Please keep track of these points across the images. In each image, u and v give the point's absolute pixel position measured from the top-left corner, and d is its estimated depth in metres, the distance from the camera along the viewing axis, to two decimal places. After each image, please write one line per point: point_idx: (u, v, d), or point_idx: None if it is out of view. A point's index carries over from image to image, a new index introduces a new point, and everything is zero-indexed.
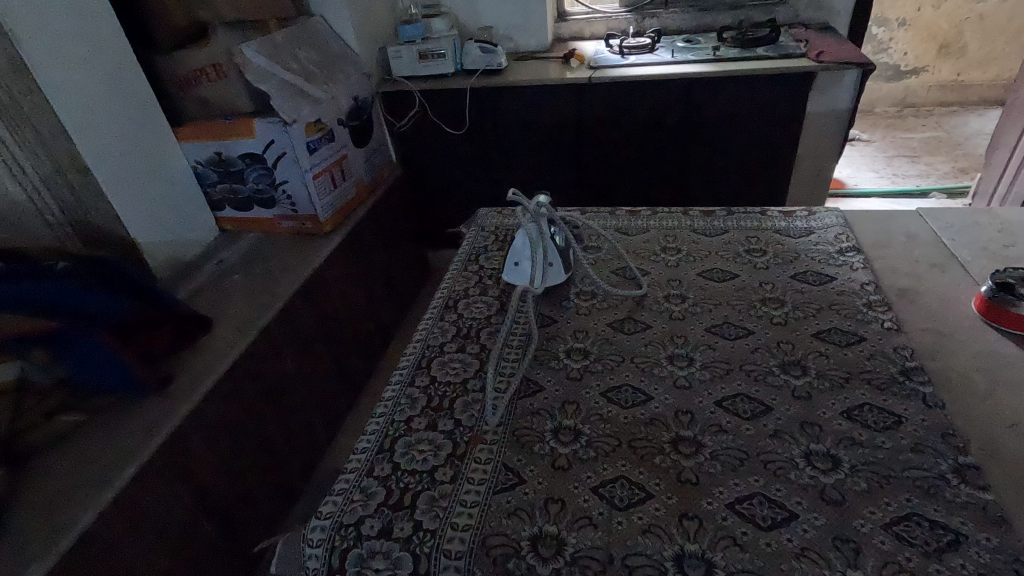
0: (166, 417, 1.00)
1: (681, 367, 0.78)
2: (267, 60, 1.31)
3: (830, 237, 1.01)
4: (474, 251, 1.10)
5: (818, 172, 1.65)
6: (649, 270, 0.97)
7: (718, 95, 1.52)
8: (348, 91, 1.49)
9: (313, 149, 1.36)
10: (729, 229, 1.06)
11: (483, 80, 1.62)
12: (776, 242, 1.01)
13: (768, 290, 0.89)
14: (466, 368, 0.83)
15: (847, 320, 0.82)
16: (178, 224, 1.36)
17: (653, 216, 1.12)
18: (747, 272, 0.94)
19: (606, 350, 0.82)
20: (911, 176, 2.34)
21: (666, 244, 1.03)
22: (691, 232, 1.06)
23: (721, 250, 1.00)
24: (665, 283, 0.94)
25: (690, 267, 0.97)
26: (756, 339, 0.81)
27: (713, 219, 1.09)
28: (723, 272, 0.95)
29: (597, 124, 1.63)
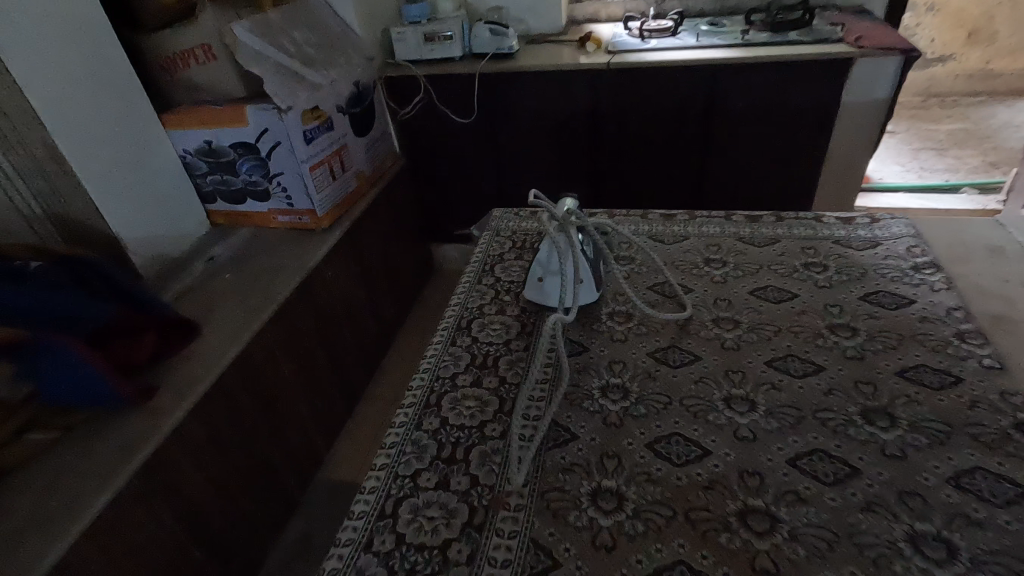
0: (147, 432, 0.91)
1: (743, 418, 0.68)
2: (260, 40, 1.20)
3: (903, 252, 0.91)
4: (489, 259, 1.01)
5: (851, 167, 1.53)
6: (695, 287, 0.88)
7: (748, 84, 1.41)
8: (350, 76, 1.39)
9: (310, 138, 1.26)
10: (781, 238, 0.97)
11: (494, 65, 1.52)
12: (837, 256, 0.91)
13: (842, 317, 0.80)
14: (483, 410, 0.73)
15: (931, 355, 0.73)
16: (166, 219, 1.26)
17: (690, 222, 1.04)
18: (809, 291, 0.85)
19: (648, 391, 0.73)
20: (939, 170, 2.23)
21: (710, 255, 0.95)
22: (738, 242, 0.97)
23: (774, 263, 0.91)
24: (713, 302, 0.85)
25: (740, 283, 0.88)
26: (828, 380, 0.72)
27: (761, 226, 1.00)
28: (780, 291, 0.86)
29: (616, 116, 1.53)
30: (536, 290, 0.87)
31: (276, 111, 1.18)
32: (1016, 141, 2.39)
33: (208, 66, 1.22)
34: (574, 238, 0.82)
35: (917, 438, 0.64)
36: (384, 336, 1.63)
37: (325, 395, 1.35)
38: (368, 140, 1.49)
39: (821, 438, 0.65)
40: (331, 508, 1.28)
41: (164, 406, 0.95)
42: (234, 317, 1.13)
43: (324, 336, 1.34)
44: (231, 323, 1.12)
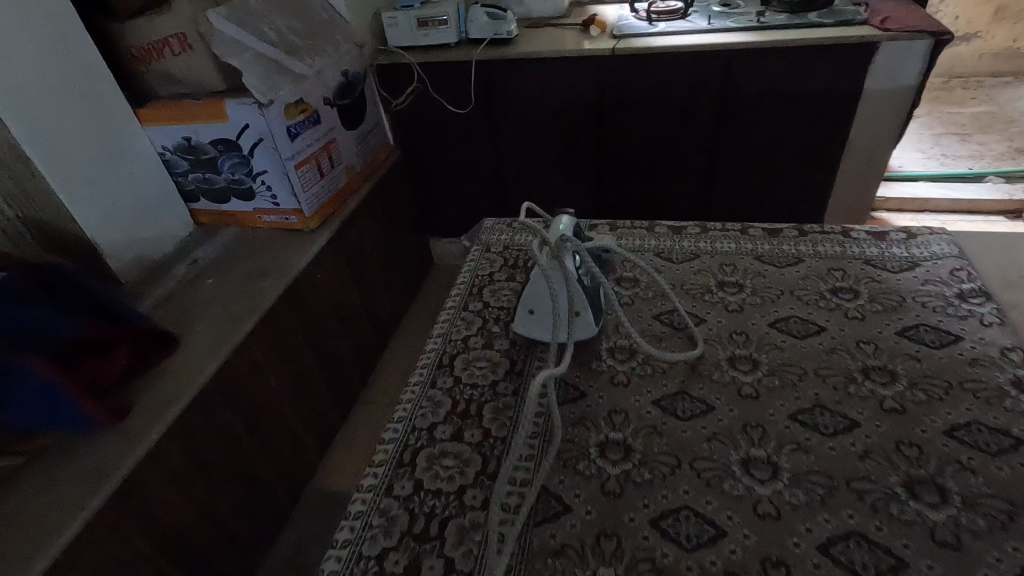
0: (120, 454, 0.85)
1: (765, 488, 0.62)
2: (240, 30, 1.12)
3: (947, 275, 0.85)
4: (478, 284, 0.94)
5: (871, 161, 1.44)
6: (708, 318, 0.82)
7: (763, 71, 1.31)
8: (337, 65, 1.31)
9: (295, 134, 1.19)
10: (804, 258, 0.91)
11: (491, 51, 1.43)
12: (869, 280, 0.85)
13: (878, 355, 0.74)
14: (462, 471, 0.67)
15: (970, 401, 0.67)
16: (145, 220, 1.20)
17: (701, 236, 0.98)
18: (838, 323, 0.79)
19: (653, 451, 0.67)
20: (962, 157, 2.12)
21: (724, 277, 0.89)
22: (756, 262, 0.91)
23: (797, 289, 0.85)
24: (729, 336, 0.79)
25: (759, 312, 0.82)
26: (863, 441, 0.65)
27: (781, 243, 0.94)
28: (805, 323, 0.79)
29: (622, 105, 1.44)
30: (527, 323, 0.81)
31: (257, 105, 1.11)
32: None
33: (184, 57, 1.14)
34: (569, 266, 0.76)
35: (974, 518, 0.57)
36: (379, 337, 1.57)
37: (317, 404, 1.30)
38: (359, 133, 1.41)
39: (857, 513, 0.58)
40: (323, 521, 1.23)
41: (138, 426, 0.89)
42: (215, 326, 1.07)
43: (315, 342, 1.28)
44: (212, 333, 1.06)
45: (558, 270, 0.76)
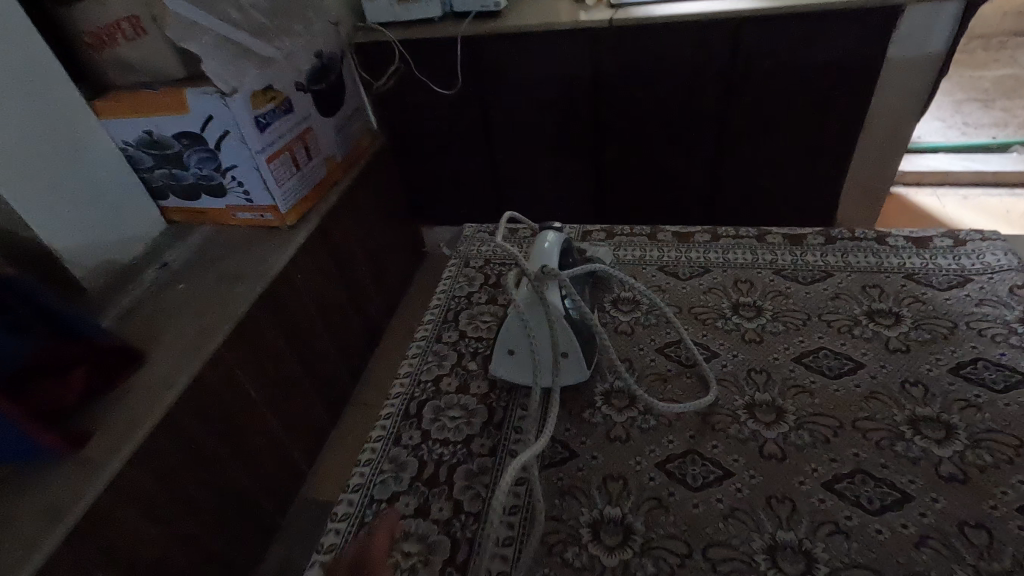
0: (79, 486, 0.78)
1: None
2: (199, 10, 1.01)
3: (1005, 295, 0.77)
4: (450, 312, 0.89)
5: (893, 135, 1.33)
6: (722, 351, 0.75)
7: (775, 41, 1.20)
8: (309, 47, 1.20)
9: (265, 124, 1.09)
10: (832, 275, 0.84)
11: (478, 26, 1.32)
12: (910, 299, 0.78)
13: (929, 402, 0.65)
14: (428, 562, 0.59)
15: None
16: (113, 222, 1.11)
17: (712, 245, 0.93)
18: (875, 357, 0.71)
19: (656, 533, 0.58)
20: (984, 126, 2.00)
21: (741, 299, 0.82)
22: (776, 278, 0.85)
23: (825, 313, 0.78)
24: (748, 376, 0.71)
25: (782, 343, 0.75)
26: (918, 522, 0.56)
27: (803, 253, 0.88)
28: (838, 360, 0.72)
29: (620, 81, 1.33)
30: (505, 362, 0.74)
31: (218, 94, 1.01)
32: None
33: (139, 42, 1.04)
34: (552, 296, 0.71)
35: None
36: (370, 335, 1.50)
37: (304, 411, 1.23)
38: (338, 120, 1.31)
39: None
40: (313, 533, 1.17)
41: (100, 455, 0.82)
42: (184, 338, 0.99)
43: (299, 348, 1.21)
44: (181, 346, 0.98)
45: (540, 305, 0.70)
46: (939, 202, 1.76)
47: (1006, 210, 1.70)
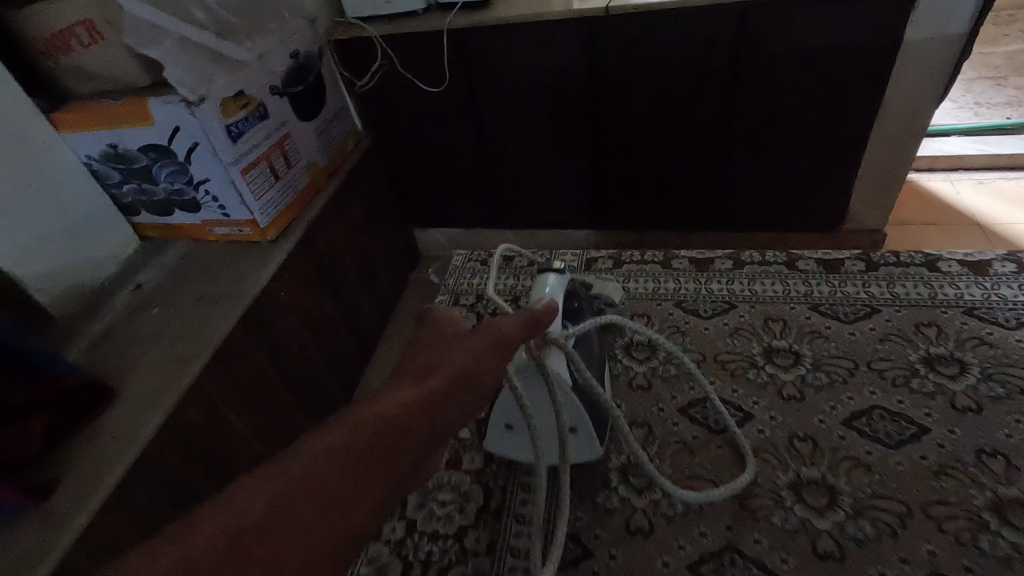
0: (44, 544, 0.72)
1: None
2: (159, 11, 0.92)
3: None
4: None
5: (910, 124, 1.25)
6: (759, 413, 0.69)
7: (783, 26, 1.12)
8: (284, 47, 1.12)
9: (237, 133, 1.01)
10: (888, 312, 0.78)
11: (465, 18, 1.23)
12: (977, 341, 0.72)
13: (1014, 481, 0.59)
14: None
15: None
16: (83, 244, 1.03)
17: (737, 273, 0.90)
18: (916, 409, 0.66)
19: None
20: (998, 105, 1.92)
21: (773, 342, 0.77)
22: (813, 313, 0.80)
23: (875, 361, 0.73)
24: (789, 444, 0.66)
25: (840, 405, 0.68)
26: None
27: (842, 283, 0.84)
28: (899, 425, 0.65)
29: (618, 73, 1.25)
30: (499, 440, 0.69)
31: (184, 104, 0.93)
32: None
33: (95, 50, 0.96)
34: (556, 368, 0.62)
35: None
36: (363, 347, 1.43)
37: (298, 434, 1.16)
38: (319, 124, 1.23)
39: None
40: None
41: (67, 508, 0.75)
42: (159, 370, 0.92)
43: (286, 368, 1.14)
44: (155, 378, 0.91)
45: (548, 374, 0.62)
46: (953, 188, 1.69)
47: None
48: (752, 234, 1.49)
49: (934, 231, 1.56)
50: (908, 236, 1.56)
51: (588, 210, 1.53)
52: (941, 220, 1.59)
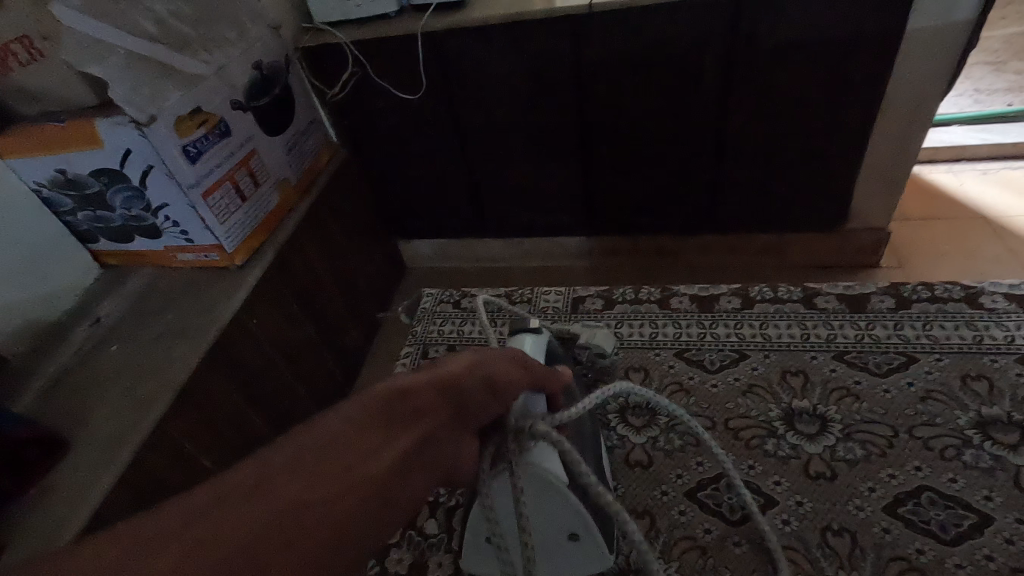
0: None
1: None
2: (101, 22, 0.85)
3: None
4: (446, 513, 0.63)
5: (914, 118, 1.18)
6: (781, 497, 0.59)
7: (777, 18, 1.05)
8: (246, 58, 1.04)
9: (196, 154, 0.94)
10: (925, 363, 0.68)
11: (440, 19, 1.15)
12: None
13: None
14: None
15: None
16: (36, 276, 0.95)
17: (746, 312, 0.79)
18: (968, 491, 0.57)
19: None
20: (998, 91, 1.86)
21: (794, 402, 0.67)
22: (841, 365, 0.70)
23: (919, 427, 0.62)
24: (823, 538, 0.56)
25: (882, 488, 0.58)
26: None
27: (869, 324, 0.74)
28: (955, 516, 0.55)
29: (604, 72, 1.18)
30: (476, 553, 0.58)
31: (134, 125, 0.85)
32: None
33: (37, 68, 0.89)
34: (549, 464, 0.51)
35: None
36: (347, 369, 1.35)
37: None
38: (288, 138, 1.16)
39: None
40: None
41: None
42: (117, 414, 0.84)
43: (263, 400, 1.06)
44: (112, 424, 0.83)
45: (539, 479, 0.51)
46: (956, 180, 1.63)
47: None
48: (750, 234, 1.42)
49: (939, 226, 1.50)
50: (913, 233, 1.50)
51: (579, 215, 1.46)
52: (947, 214, 1.53)
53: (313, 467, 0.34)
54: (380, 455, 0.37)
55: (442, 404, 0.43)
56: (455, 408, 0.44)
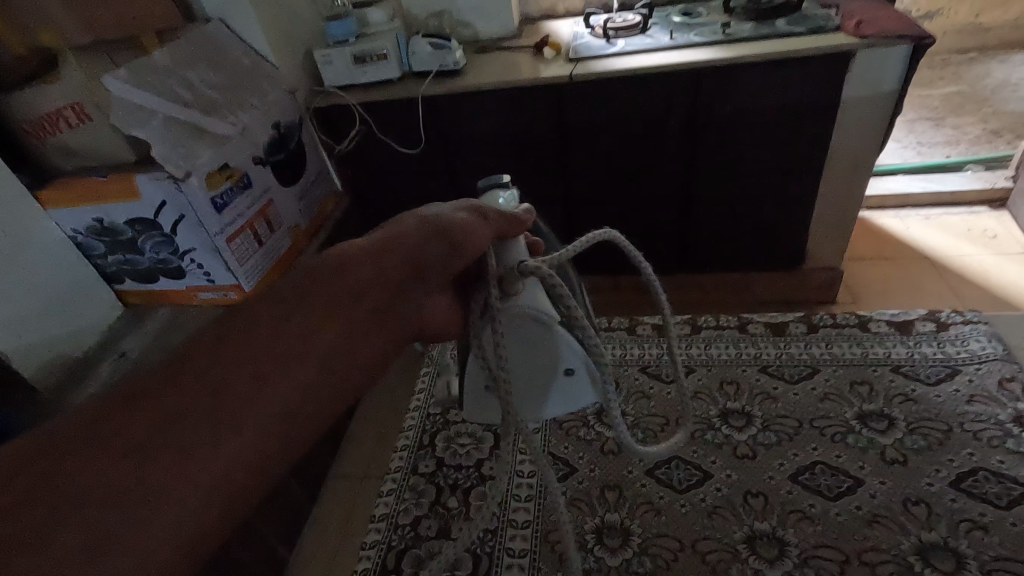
0: None
1: (776, 569, 0.81)
2: (145, 92, 0.97)
3: (993, 390, 1.00)
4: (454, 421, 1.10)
5: (855, 170, 1.34)
6: (717, 472, 0.95)
7: (733, 87, 1.21)
8: (267, 119, 1.17)
9: (222, 205, 1.05)
10: (813, 364, 1.10)
11: (438, 85, 1.30)
12: (903, 397, 1.01)
13: (934, 528, 0.83)
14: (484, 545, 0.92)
15: (968, 530, 0.82)
16: (69, 317, 1.01)
17: (699, 341, 1.19)
18: (855, 408, 1.01)
19: (651, 535, 0.88)
20: (938, 144, 2.06)
21: (725, 379, 1.10)
22: (762, 376, 1.10)
23: (817, 419, 1.00)
24: (744, 500, 0.90)
25: (776, 405, 1.04)
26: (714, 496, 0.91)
27: (786, 346, 1.15)
28: (811, 423, 0.99)
29: (584, 130, 1.32)
30: (476, 404, 0.72)
31: (172, 180, 0.97)
32: (1015, 101, 2.25)
33: (83, 130, 0.99)
34: (536, 296, 0.66)
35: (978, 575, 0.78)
36: None
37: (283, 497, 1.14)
38: (300, 188, 1.28)
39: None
40: None
41: None
42: None
43: None
44: None
45: (525, 310, 0.64)
46: (903, 224, 1.80)
47: (968, 228, 1.75)
48: (720, 272, 1.56)
49: (890, 266, 1.66)
50: (866, 272, 1.65)
51: None
52: (895, 255, 1.69)
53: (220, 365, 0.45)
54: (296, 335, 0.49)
55: (395, 259, 0.58)
56: (409, 265, 0.59)
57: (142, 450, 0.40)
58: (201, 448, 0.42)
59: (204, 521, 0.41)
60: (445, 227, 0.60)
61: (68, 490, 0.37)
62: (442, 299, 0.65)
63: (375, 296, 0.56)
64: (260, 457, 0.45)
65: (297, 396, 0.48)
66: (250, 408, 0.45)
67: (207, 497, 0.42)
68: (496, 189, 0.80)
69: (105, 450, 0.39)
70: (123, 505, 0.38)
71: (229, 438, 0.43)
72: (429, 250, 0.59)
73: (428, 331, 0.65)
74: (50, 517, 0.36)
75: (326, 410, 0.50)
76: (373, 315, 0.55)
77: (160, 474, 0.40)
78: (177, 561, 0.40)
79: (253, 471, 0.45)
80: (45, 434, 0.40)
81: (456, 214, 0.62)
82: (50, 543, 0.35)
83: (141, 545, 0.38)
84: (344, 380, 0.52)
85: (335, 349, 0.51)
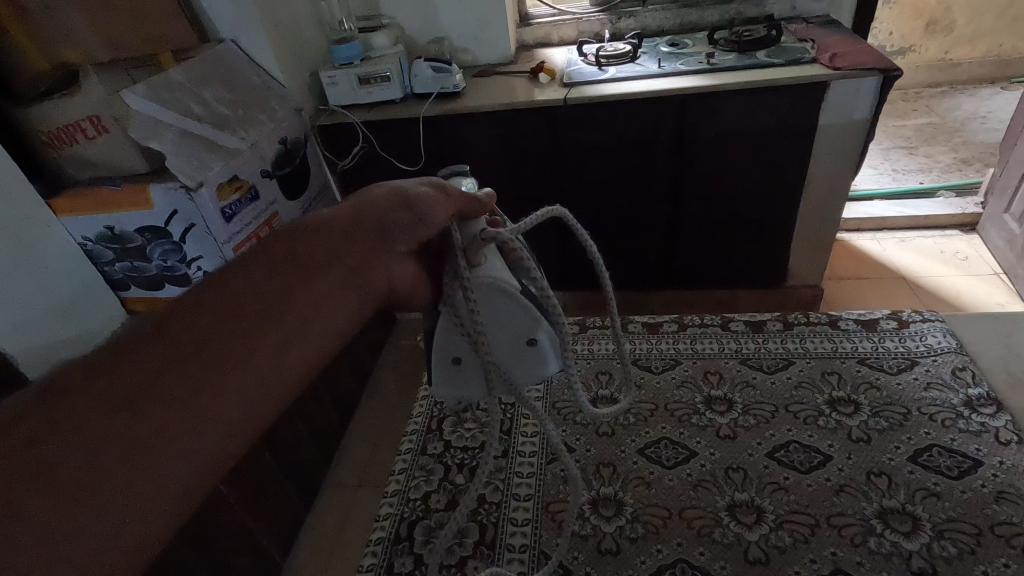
0: None
1: (752, 533, 0.75)
2: (160, 107, 1.02)
3: (949, 377, 0.92)
4: (434, 416, 1.05)
5: (831, 191, 1.43)
6: (700, 451, 0.87)
7: (718, 113, 1.29)
8: (276, 135, 1.22)
9: (230, 215, 1.09)
10: (794, 358, 0.99)
11: (438, 106, 1.37)
12: (867, 385, 0.92)
13: (893, 494, 0.77)
14: (461, 544, 0.83)
15: (922, 498, 0.76)
16: (95, 320, 1.04)
17: (680, 334, 1.10)
18: (846, 389, 0.92)
19: (643, 504, 0.81)
20: (912, 171, 2.17)
21: (709, 372, 1.00)
22: (743, 368, 0.99)
23: (790, 404, 0.91)
24: (725, 475, 0.83)
25: (762, 401, 0.93)
26: (698, 471, 0.84)
27: (764, 341, 1.04)
28: (800, 411, 0.90)
29: (577, 150, 1.39)
30: (444, 381, 0.73)
31: (184, 190, 1.00)
32: (984, 133, 2.37)
33: (99, 140, 1.03)
34: (496, 266, 0.67)
35: (947, 544, 0.71)
36: (343, 410, 1.44)
37: (282, 499, 1.15)
38: (303, 201, 1.33)
39: (804, 568, 0.71)
40: None
41: None
42: None
43: (277, 436, 1.15)
44: None
45: (489, 279, 0.65)
46: (880, 246, 1.89)
47: (940, 251, 1.84)
48: (707, 288, 1.62)
49: (868, 285, 1.73)
50: (846, 290, 1.72)
51: (555, 272, 1.65)
52: (872, 275, 1.77)
53: (206, 313, 0.48)
54: (272, 286, 0.52)
55: (366, 226, 0.61)
56: (379, 230, 0.62)
57: (133, 401, 0.41)
58: (192, 392, 0.43)
59: (200, 464, 0.43)
60: (411, 198, 0.62)
61: (66, 435, 0.38)
62: (413, 264, 0.66)
63: (347, 259, 0.58)
64: (251, 397, 0.47)
65: (282, 346, 0.49)
66: (236, 360, 0.47)
67: (200, 442, 0.43)
68: (460, 180, 0.80)
69: (98, 402, 0.40)
70: (123, 449, 0.39)
71: (226, 381, 0.45)
72: (398, 215, 0.62)
73: (399, 293, 0.66)
74: (59, 454, 0.38)
75: (311, 364, 0.52)
76: (350, 278, 0.57)
77: (161, 415, 0.41)
78: (177, 498, 0.41)
79: (241, 419, 0.46)
80: (45, 388, 0.41)
81: (421, 187, 0.64)
82: (61, 479, 0.37)
83: (149, 478, 0.40)
84: (324, 336, 0.53)
85: (313, 307, 0.53)
